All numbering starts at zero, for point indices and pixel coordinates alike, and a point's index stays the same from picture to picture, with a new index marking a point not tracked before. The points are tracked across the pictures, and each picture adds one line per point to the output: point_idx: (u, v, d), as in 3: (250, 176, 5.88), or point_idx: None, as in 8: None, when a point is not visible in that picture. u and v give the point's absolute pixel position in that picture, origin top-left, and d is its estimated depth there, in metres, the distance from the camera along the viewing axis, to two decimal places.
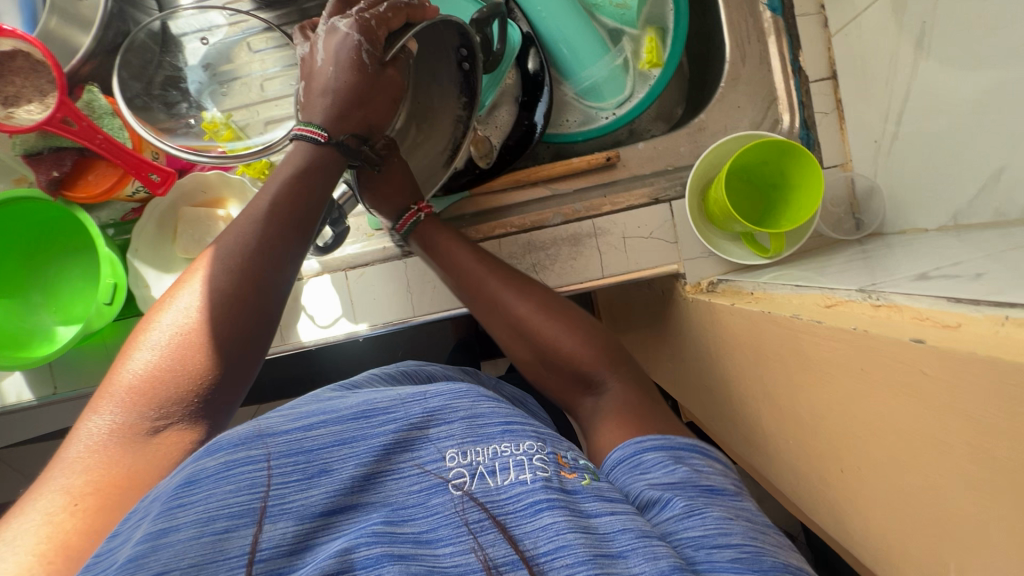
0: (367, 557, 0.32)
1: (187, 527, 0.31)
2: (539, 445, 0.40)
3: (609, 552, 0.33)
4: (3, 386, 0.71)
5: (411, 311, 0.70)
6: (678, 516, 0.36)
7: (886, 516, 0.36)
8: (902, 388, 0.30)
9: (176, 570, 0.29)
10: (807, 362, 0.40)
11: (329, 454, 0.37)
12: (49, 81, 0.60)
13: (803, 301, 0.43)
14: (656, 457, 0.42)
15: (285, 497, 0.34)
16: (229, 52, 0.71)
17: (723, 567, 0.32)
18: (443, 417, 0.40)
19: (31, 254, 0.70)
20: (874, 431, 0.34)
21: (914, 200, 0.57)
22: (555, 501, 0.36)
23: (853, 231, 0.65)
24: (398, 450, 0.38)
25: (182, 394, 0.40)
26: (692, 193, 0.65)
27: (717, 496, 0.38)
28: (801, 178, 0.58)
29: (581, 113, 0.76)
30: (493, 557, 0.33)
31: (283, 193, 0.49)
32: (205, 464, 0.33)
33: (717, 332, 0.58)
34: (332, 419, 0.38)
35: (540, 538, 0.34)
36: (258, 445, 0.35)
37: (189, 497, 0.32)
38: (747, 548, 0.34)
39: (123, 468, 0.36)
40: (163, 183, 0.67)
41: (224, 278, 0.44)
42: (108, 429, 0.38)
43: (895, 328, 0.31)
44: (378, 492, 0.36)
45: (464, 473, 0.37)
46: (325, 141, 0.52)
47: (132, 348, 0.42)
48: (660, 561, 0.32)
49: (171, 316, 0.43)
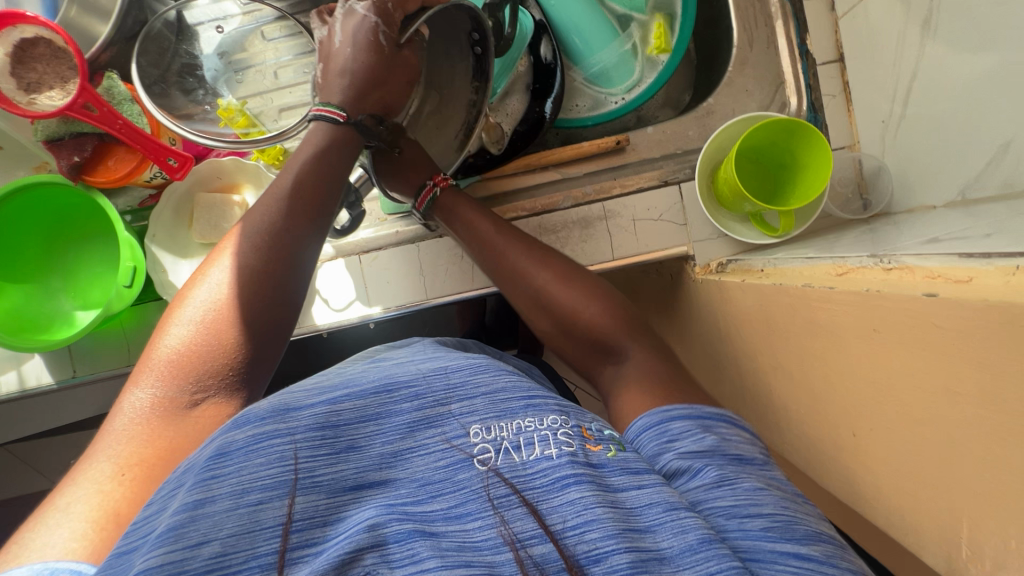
0: (399, 532, 0.32)
1: (222, 499, 0.31)
2: (563, 420, 0.40)
3: (637, 527, 0.33)
4: (22, 370, 0.73)
5: (424, 294, 0.71)
6: (708, 485, 0.36)
7: (897, 475, 0.37)
8: (915, 343, 0.31)
9: (216, 539, 0.30)
10: (819, 329, 0.41)
11: (355, 431, 0.38)
12: (70, 67, 0.62)
13: (814, 271, 0.44)
14: (683, 426, 0.42)
15: (315, 470, 0.34)
16: (243, 41, 0.72)
17: (756, 535, 0.33)
18: (465, 392, 0.41)
19: (51, 241, 0.71)
20: (887, 390, 0.35)
21: (923, 178, 0.57)
22: (581, 476, 0.36)
23: (861, 212, 0.65)
24: (422, 426, 0.39)
25: (218, 367, 0.41)
26: (701, 175, 0.65)
27: (746, 466, 0.38)
28: (811, 157, 0.59)
29: (591, 98, 0.77)
30: (517, 533, 0.33)
31: (303, 171, 0.50)
32: (234, 437, 0.34)
33: (728, 310, 0.59)
34: (356, 394, 0.40)
35: (568, 512, 0.34)
36: (283, 419, 0.36)
37: (221, 469, 0.33)
38: (780, 517, 0.34)
39: (166, 439, 0.38)
40: (180, 168, 0.68)
41: (253, 255, 0.45)
42: (150, 403, 0.39)
43: (906, 285, 0.32)
44: (404, 466, 0.37)
45: (489, 448, 0.37)
46: (343, 120, 0.53)
47: (167, 325, 0.43)
48: (689, 534, 0.33)
49: (205, 289, 0.44)
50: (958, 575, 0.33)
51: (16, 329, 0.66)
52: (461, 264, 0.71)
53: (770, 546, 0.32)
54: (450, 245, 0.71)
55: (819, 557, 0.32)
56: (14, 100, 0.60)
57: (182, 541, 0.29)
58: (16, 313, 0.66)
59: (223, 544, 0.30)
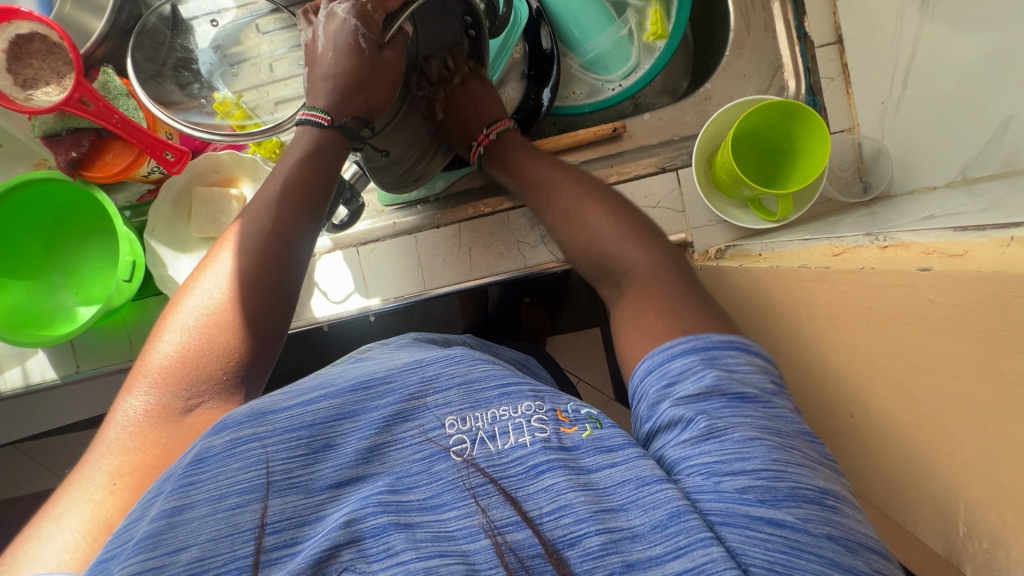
0: (374, 526, 0.32)
1: (200, 505, 0.32)
2: (537, 405, 0.39)
3: (610, 506, 0.33)
4: (27, 366, 0.74)
5: (422, 286, 0.71)
6: (695, 440, 0.36)
7: (896, 455, 0.36)
8: (910, 319, 0.31)
9: (193, 544, 0.31)
10: (815, 311, 0.41)
11: (332, 429, 0.37)
12: (66, 63, 0.62)
13: (811, 253, 0.43)
14: (684, 364, 0.41)
15: (290, 472, 0.35)
16: (238, 34, 0.71)
17: (730, 499, 0.32)
18: (440, 384, 0.40)
19: (53, 238, 0.72)
20: (884, 369, 0.34)
21: (923, 159, 0.56)
22: (554, 462, 0.36)
23: (861, 195, 0.64)
24: (399, 420, 0.38)
25: (213, 371, 0.41)
26: (698, 161, 0.65)
27: (748, 406, 0.37)
28: (808, 140, 0.58)
29: (587, 86, 0.76)
30: (495, 520, 0.33)
31: (295, 168, 0.51)
32: (213, 442, 0.34)
33: (726, 296, 0.59)
34: (332, 393, 0.39)
35: (542, 498, 0.34)
36: (257, 423, 0.36)
37: (199, 475, 0.33)
38: (764, 473, 0.33)
39: (158, 446, 0.38)
40: (177, 162, 0.69)
41: (247, 259, 0.46)
42: (144, 410, 0.39)
43: (902, 262, 0.31)
44: (382, 462, 0.37)
45: (464, 439, 0.37)
46: (330, 124, 0.53)
47: (161, 331, 0.44)
48: (660, 510, 0.33)
49: (197, 299, 0.44)
50: (955, 553, 0.32)
51: (19, 324, 0.66)
52: (458, 254, 0.70)
53: (744, 509, 0.32)
54: (446, 236, 0.71)
55: (792, 523, 0.31)
56: (11, 96, 0.60)
57: (162, 548, 0.30)
58: (19, 309, 0.67)
59: (201, 548, 0.31)
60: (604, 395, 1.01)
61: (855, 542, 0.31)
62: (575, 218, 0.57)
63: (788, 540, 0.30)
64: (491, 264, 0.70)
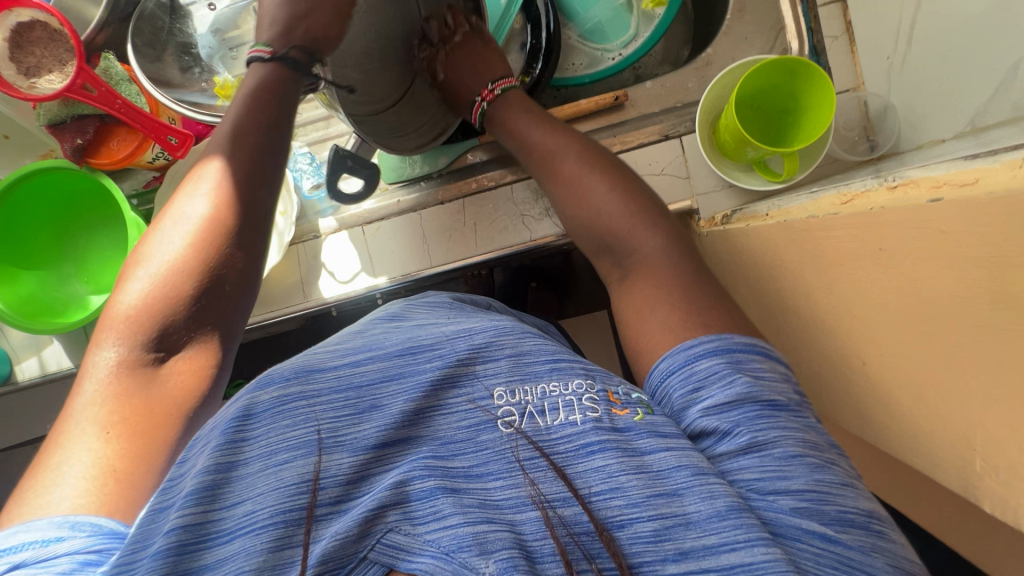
0: (421, 490, 0.33)
1: (253, 460, 0.34)
2: (589, 384, 0.39)
3: (664, 491, 0.33)
4: (44, 355, 0.75)
5: (429, 261, 0.71)
6: (735, 453, 0.36)
7: (909, 399, 0.36)
8: (923, 253, 0.30)
9: (248, 498, 0.32)
10: (824, 259, 0.40)
11: (378, 390, 0.39)
12: (68, 49, 0.62)
13: (819, 203, 0.43)
14: (710, 366, 0.40)
15: (339, 430, 0.36)
16: (236, 17, 0.71)
17: (779, 510, 0.33)
18: (490, 355, 0.41)
19: (61, 228, 0.72)
20: (896, 309, 0.34)
21: (931, 112, 0.55)
22: (606, 443, 0.36)
23: (867, 152, 0.64)
24: (446, 386, 0.39)
25: (174, 321, 0.42)
26: (702, 125, 0.64)
27: (781, 413, 0.37)
28: (814, 99, 0.58)
29: (587, 56, 0.76)
30: (546, 493, 0.34)
31: (240, 118, 0.50)
32: (260, 398, 0.36)
33: (735, 259, 0.59)
34: (379, 355, 0.41)
35: (593, 478, 0.34)
36: (306, 380, 0.38)
37: (250, 430, 0.35)
38: (809, 493, 0.33)
39: (140, 402, 0.39)
40: (181, 145, 0.69)
41: (204, 203, 0.45)
42: (114, 361, 0.40)
43: (911, 196, 0.31)
44: (428, 426, 0.37)
45: (513, 411, 0.38)
46: (270, 56, 0.54)
47: (126, 279, 0.44)
48: (717, 501, 0.32)
49: (159, 247, 0.44)
50: (970, 490, 0.32)
51: (32, 312, 0.67)
52: (464, 230, 0.70)
53: (796, 523, 0.32)
54: (452, 211, 0.71)
55: (847, 543, 0.32)
56: (15, 85, 0.61)
57: (218, 499, 0.32)
58: (33, 299, 0.68)
59: (253, 501, 0.32)
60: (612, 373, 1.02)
61: (899, 565, 0.32)
62: (585, 188, 0.55)
63: (840, 556, 0.31)
64: (496, 238, 0.70)
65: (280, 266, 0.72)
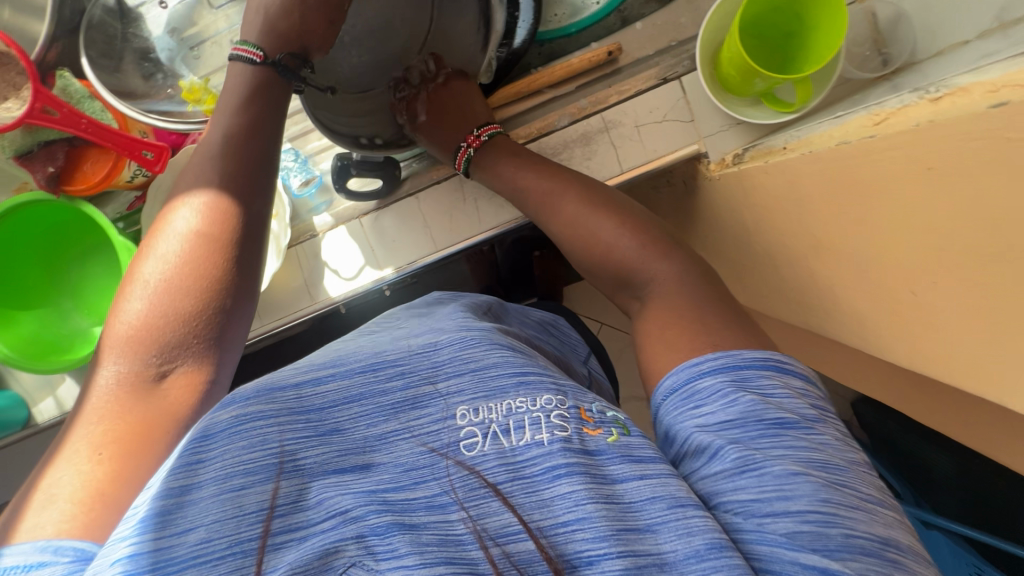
0: (376, 525, 0.31)
1: (208, 484, 0.32)
2: (559, 400, 0.38)
3: (636, 526, 0.32)
4: (59, 395, 0.73)
5: (432, 245, 0.67)
6: (730, 472, 0.34)
7: (971, 327, 0.34)
8: (990, 167, 0.27)
9: (200, 526, 0.30)
10: (864, 188, 0.37)
11: (340, 414, 0.37)
12: (19, 73, 0.58)
13: (848, 127, 0.40)
14: (712, 386, 0.38)
15: (298, 454, 0.34)
16: (191, 14, 0.67)
17: (775, 542, 0.30)
18: (452, 369, 0.39)
19: (51, 261, 0.70)
20: (956, 232, 0.32)
21: (949, 13, 0.51)
22: (574, 467, 0.34)
23: (880, 68, 0.60)
24: (408, 407, 0.38)
25: (181, 336, 0.40)
26: (703, 62, 0.61)
27: (789, 432, 0.34)
28: (821, 18, 0.53)
29: (568, 5, 0.71)
30: (493, 528, 0.32)
31: (233, 116, 0.50)
32: (218, 418, 0.34)
33: (754, 201, 0.55)
34: (341, 373, 0.39)
35: (560, 507, 0.32)
36: (266, 400, 0.35)
37: (205, 453, 0.33)
38: (813, 516, 0.30)
39: (136, 415, 0.37)
40: (157, 160, 0.65)
41: (204, 221, 0.44)
42: (115, 379, 0.39)
43: (966, 104, 0.28)
44: (388, 450, 0.36)
45: (478, 431, 0.36)
46: (262, 61, 0.53)
47: (125, 294, 0.42)
48: (695, 539, 0.31)
49: (153, 265, 0.43)
50: None
51: (38, 353, 0.65)
52: (464, 206, 0.68)
53: (792, 556, 0.30)
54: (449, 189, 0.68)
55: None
56: None
57: (168, 526, 0.30)
58: (35, 339, 0.66)
59: (207, 530, 0.30)
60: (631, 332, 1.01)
61: None
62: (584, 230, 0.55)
63: None
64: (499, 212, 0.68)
65: (281, 272, 0.68)
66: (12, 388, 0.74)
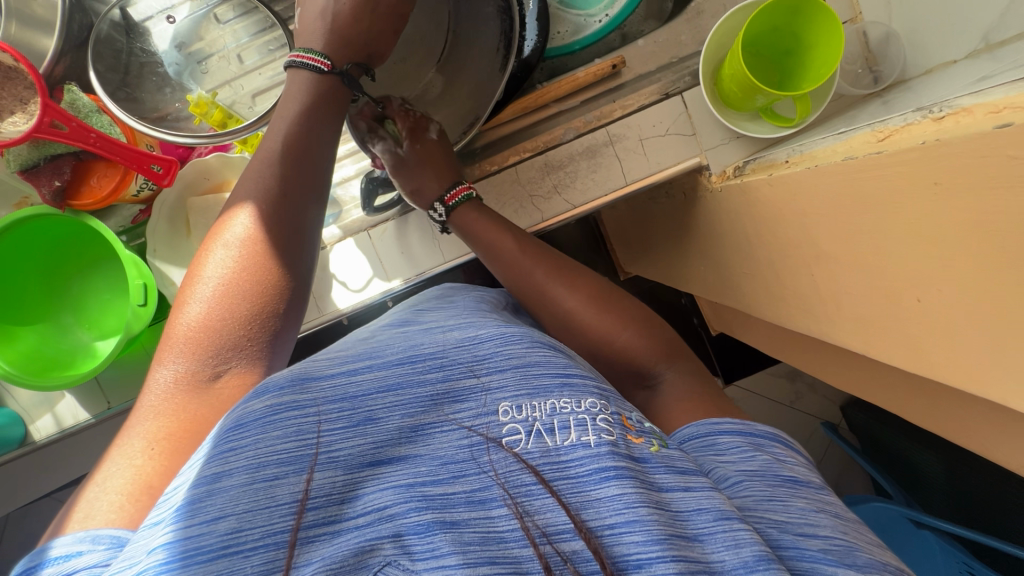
0: (417, 523, 0.32)
1: (238, 473, 0.31)
2: (603, 404, 0.39)
3: (686, 534, 0.32)
4: (58, 411, 0.72)
5: (441, 257, 0.68)
6: (757, 499, 0.36)
7: (978, 334, 0.36)
8: (997, 183, 0.29)
9: (231, 515, 0.30)
10: (871, 202, 0.39)
11: (374, 403, 0.37)
12: (26, 86, 0.57)
13: (853, 143, 0.42)
14: (731, 441, 0.41)
15: (334, 445, 0.34)
16: (197, 28, 0.68)
17: (814, 558, 0.33)
18: (494, 364, 0.40)
19: (53, 275, 0.69)
20: (961, 243, 0.33)
21: (939, 34, 0.54)
22: (623, 470, 0.34)
23: (872, 85, 0.62)
24: (446, 402, 0.38)
25: (236, 338, 0.41)
26: (705, 77, 0.63)
27: (802, 487, 0.38)
28: (818, 36, 0.56)
29: (570, 23, 0.73)
30: (544, 526, 0.32)
31: (294, 124, 0.50)
32: (253, 406, 0.34)
33: (758, 213, 0.57)
34: (377, 365, 0.39)
35: (607, 508, 0.33)
36: (305, 388, 0.36)
37: (239, 441, 0.32)
38: (837, 540, 0.34)
39: (190, 413, 0.38)
40: (166, 174, 0.65)
41: (260, 228, 0.45)
42: (174, 378, 0.39)
43: (971, 125, 0.30)
44: (426, 443, 0.36)
45: (520, 429, 0.37)
46: (329, 69, 0.54)
47: (185, 299, 0.42)
48: (743, 550, 0.32)
49: (212, 270, 0.43)
50: None
51: (40, 369, 0.64)
52: None
53: (831, 570, 0.32)
54: None
55: None
56: None
57: (197, 515, 0.30)
58: (37, 355, 0.65)
59: (237, 519, 0.30)
60: None
61: None
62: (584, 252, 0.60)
63: None
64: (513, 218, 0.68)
65: None
66: (8, 406, 0.72)
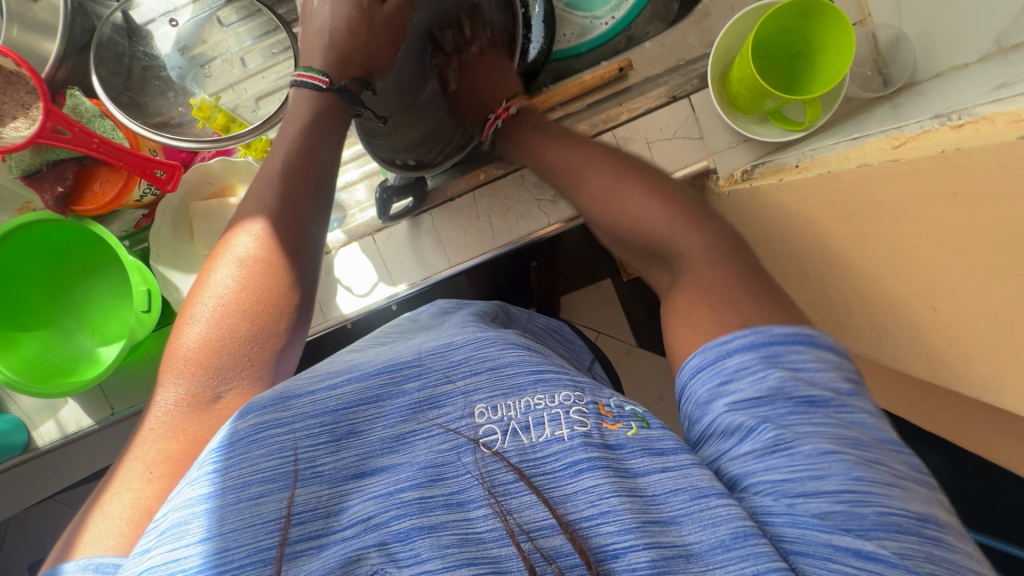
0: (399, 528, 0.31)
1: (225, 493, 0.32)
2: (577, 396, 0.38)
3: (661, 518, 0.31)
4: (61, 417, 0.71)
5: (447, 262, 0.67)
6: (759, 453, 0.33)
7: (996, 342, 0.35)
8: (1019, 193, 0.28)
9: (218, 535, 0.30)
10: (885, 209, 0.39)
11: (356, 415, 0.37)
12: (28, 91, 0.57)
13: (866, 150, 0.41)
14: (741, 361, 0.38)
15: (315, 461, 0.34)
16: (200, 32, 0.67)
17: (806, 524, 0.30)
18: (468, 368, 0.39)
19: (56, 281, 0.68)
20: (980, 251, 0.33)
21: (949, 37, 0.53)
22: (596, 460, 0.33)
23: (882, 88, 0.62)
24: (424, 408, 0.37)
25: (237, 359, 0.40)
26: (713, 79, 0.63)
27: (818, 410, 0.34)
28: (828, 40, 0.56)
29: (577, 25, 0.72)
30: (523, 524, 0.32)
31: (293, 143, 0.51)
32: (238, 427, 0.34)
33: (767, 217, 0.57)
34: (356, 377, 0.39)
35: (582, 501, 0.32)
36: (286, 405, 0.35)
37: (223, 462, 0.33)
38: (845, 496, 0.30)
39: (190, 435, 0.37)
40: (169, 179, 0.66)
41: (256, 244, 0.45)
42: (176, 400, 0.38)
43: (993, 133, 0.29)
44: (408, 451, 0.35)
45: (496, 429, 0.36)
46: (327, 86, 0.54)
47: (186, 318, 0.42)
48: (720, 529, 0.30)
49: (213, 288, 0.43)
50: None
51: (44, 375, 0.64)
52: (480, 227, 0.67)
53: (825, 539, 0.29)
54: (464, 207, 0.67)
55: (887, 555, 0.28)
56: None
57: (185, 536, 0.30)
58: (40, 361, 0.64)
59: (224, 539, 0.30)
60: (626, 343, 1.08)
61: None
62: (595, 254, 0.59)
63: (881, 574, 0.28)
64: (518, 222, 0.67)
65: None
66: (11, 412, 0.72)
